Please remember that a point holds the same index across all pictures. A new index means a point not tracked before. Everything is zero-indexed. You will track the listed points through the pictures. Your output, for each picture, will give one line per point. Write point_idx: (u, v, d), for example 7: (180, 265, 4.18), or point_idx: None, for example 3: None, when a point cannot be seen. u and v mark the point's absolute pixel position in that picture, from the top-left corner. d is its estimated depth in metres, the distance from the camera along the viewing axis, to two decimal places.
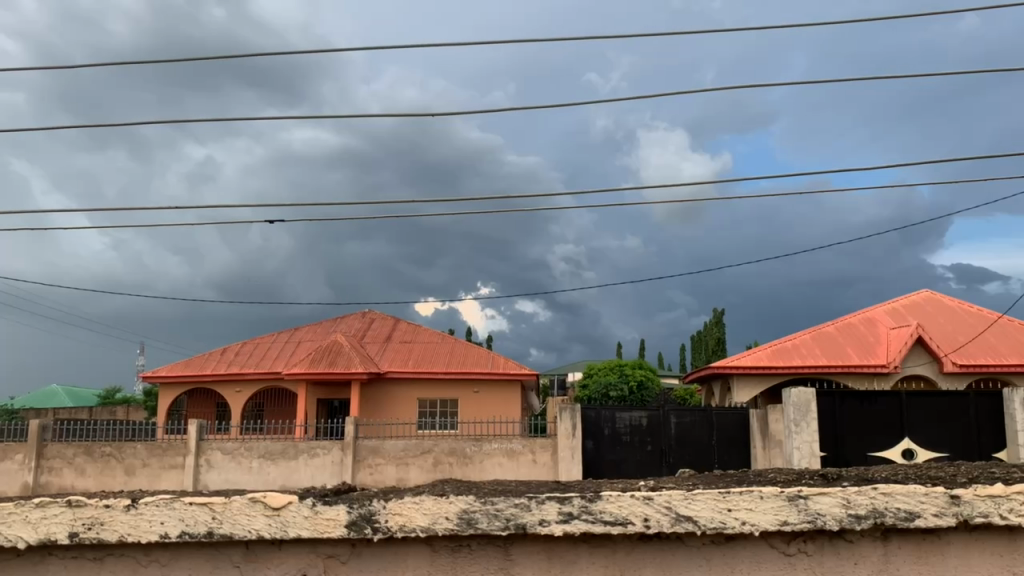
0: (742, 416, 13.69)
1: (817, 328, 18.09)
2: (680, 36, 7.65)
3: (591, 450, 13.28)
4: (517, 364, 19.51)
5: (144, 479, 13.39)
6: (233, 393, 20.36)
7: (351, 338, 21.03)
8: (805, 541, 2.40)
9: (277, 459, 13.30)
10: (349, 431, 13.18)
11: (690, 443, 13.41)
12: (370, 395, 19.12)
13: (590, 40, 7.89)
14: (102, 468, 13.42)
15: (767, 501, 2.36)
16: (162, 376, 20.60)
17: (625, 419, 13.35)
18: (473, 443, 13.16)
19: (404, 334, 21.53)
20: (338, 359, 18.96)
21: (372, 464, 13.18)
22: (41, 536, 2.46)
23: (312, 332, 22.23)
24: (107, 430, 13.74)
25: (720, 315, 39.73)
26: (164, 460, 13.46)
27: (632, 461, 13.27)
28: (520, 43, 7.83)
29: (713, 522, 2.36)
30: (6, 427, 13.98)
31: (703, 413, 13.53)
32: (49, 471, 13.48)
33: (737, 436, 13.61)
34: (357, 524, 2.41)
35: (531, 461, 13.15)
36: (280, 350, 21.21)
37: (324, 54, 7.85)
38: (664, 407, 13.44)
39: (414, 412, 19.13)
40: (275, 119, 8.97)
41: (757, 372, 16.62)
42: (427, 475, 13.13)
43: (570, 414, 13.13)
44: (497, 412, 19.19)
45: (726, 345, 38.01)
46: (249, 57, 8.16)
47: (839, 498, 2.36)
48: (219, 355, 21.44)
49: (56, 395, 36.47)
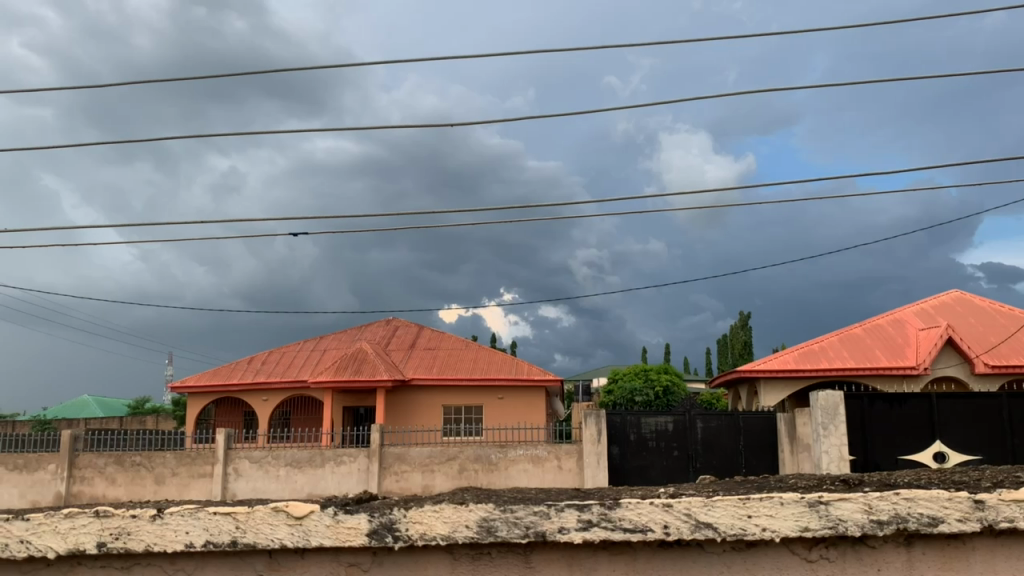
0: (769, 420, 13.55)
1: (844, 330, 17.92)
2: (699, 43, 7.70)
3: (617, 455, 13.24)
4: (542, 370, 19.50)
5: (173, 487, 13.54)
6: (261, 401, 20.57)
7: (376, 346, 21.14)
8: (827, 547, 2.38)
9: (304, 467, 13.38)
10: (374, 439, 13.25)
11: (717, 448, 13.31)
12: (395, 402, 19.22)
13: (610, 47, 7.92)
14: (132, 477, 13.58)
15: (788, 507, 2.35)
16: (190, 386, 20.85)
17: (651, 425, 13.30)
18: (497, 450, 13.16)
19: (428, 341, 21.60)
20: (362, 367, 19.07)
21: (398, 472, 13.23)
22: (70, 546, 2.51)
23: (337, 341, 22.37)
24: (137, 440, 13.94)
25: (747, 318, 39.48)
26: (193, 469, 13.60)
27: (658, 466, 13.20)
28: (539, 54, 7.93)
29: (733, 528, 2.35)
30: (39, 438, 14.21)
31: (730, 417, 13.42)
32: (81, 481, 13.68)
33: (764, 441, 13.49)
34: (378, 532, 2.43)
35: (557, 467, 13.13)
36: (306, 358, 21.39)
37: (349, 68, 7.95)
38: (690, 412, 13.36)
39: (439, 418, 19.18)
40: (299, 133, 9.16)
41: (783, 375, 16.48)
42: (452, 482, 13.15)
43: (595, 420, 13.10)
44: (522, 418, 19.20)
45: (752, 348, 37.79)
46: (272, 71, 8.26)
47: (860, 504, 2.34)
48: (246, 364, 21.67)
49: (89, 406, 36.99)
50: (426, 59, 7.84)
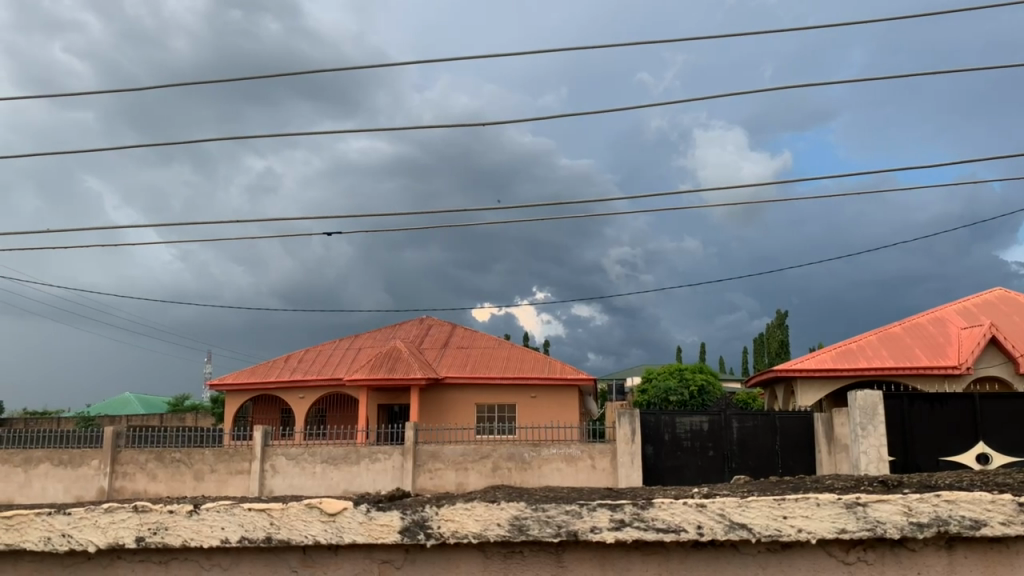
0: (807, 421, 13.36)
1: (883, 329, 17.63)
2: (734, 38, 7.62)
3: (651, 455, 13.16)
4: (575, 369, 19.44)
5: (212, 484, 13.74)
6: (296, 399, 20.80)
7: (410, 345, 21.25)
8: (865, 550, 2.34)
9: (339, 465, 13.54)
10: (408, 437, 13.33)
11: (753, 448, 13.16)
12: (429, 400, 19.33)
13: (645, 44, 7.82)
14: (172, 474, 13.81)
15: (824, 509, 2.31)
16: (228, 384, 21.17)
17: (686, 424, 13.20)
18: (531, 449, 13.18)
19: (461, 340, 21.65)
20: (396, 365, 19.18)
21: (432, 470, 13.28)
22: (110, 541, 2.56)
23: (372, 339, 22.54)
24: (177, 437, 14.20)
25: (784, 317, 38.93)
26: (230, 466, 13.79)
27: (693, 466, 13.09)
28: (571, 51, 7.90)
29: (768, 529, 2.32)
30: (82, 434, 14.52)
31: (767, 417, 13.26)
32: (123, 477, 13.95)
33: (801, 441, 13.30)
34: (410, 530, 2.44)
35: (590, 467, 13.09)
36: (341, 357, 21.59)
37: (382, 69, 7.94)
38: (726, 412, 13.23)
39: (472, 417, 19.24)
40: (330, 134, 9.22)
41: (821, 374, 16.25)
42: (486, 480, 13.18)
43: (629, 420, 13.04)
44: (556, 417, 19.16)
45: (789, 347, 37.32)
46: (307, 72, 8.31)
47: (899, 506, 2.29)
48: (283, 362, 21.93)
49: (130, 404, 37.67)
50: (458, 59, 7.82)
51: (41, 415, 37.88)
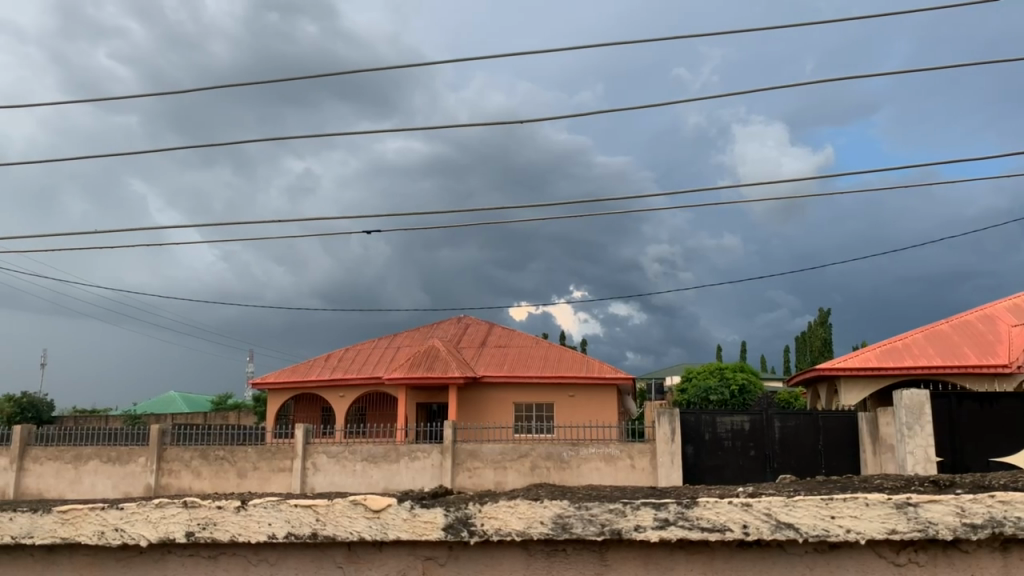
0: (850, 421, 13.10)
1: (930, 327, 17.25)
2: (775, 29, 7.46)
3: (691, 455, 13.06)
4: (613, 368, 19.33)
5: (255, 481, 13.95)
6: (337, 398, 21.03)
7: (447, 344, 21.34)
8: (917, 551, 2.29)
9: (379, 463, 13.66)
10: (447, 435, 13.41)
11: (795, 448, 12.97)
12: (467, 399, 19.40)
13: (684, 37, 7.67)
14: (216, 471, 14.06)
15: (873, 509, 2.27)
16: (270, 382, 21.50)
17: (726, 424, 13.05)
18: (570, 449, 13.16)
19: (499, 339, 21.68)
20: (435, 364, 19.25)
21: (471, 468, 13.34)
22: (161, 535, 2.61)
23: (410, 338, 22.70)
24: (219, 435, 14.46)
25: (827, 315, 38.26)
26: (273, 464, 14.00)
27: (734, 466, 12.94)
28: (608, 45, 7.81)
29: (815, 530, 2.28)
30: (129, 431, 14.86)
31: (809, 416, 13.05)
32: (168, 474, 14.24)
33: (845, 441, 13.05)
34: (454, 527, 2.45)
35: (630, 466, 13.04)
36: (380, 355, 21.76)
37: (417, 67, 7.89)
38: (767, 411, 13.05)
39: (511, 416, 19.27)
40: (366, 135, 9.21)
41: (864, 373, 15.96)
42: (525, 479, 13.19)
43: (668, 419, 12.95)
44: (595, 416, 19.07)
45: (832, 346, 36.66)
46: (345, 72, 8.31)
47: (952, 507, 2.24)
48: (323, 361, 22.19)
49: (175, 401, 38.47)
50: (493, 57, 7.78)
51: (91, 412, 38.90)
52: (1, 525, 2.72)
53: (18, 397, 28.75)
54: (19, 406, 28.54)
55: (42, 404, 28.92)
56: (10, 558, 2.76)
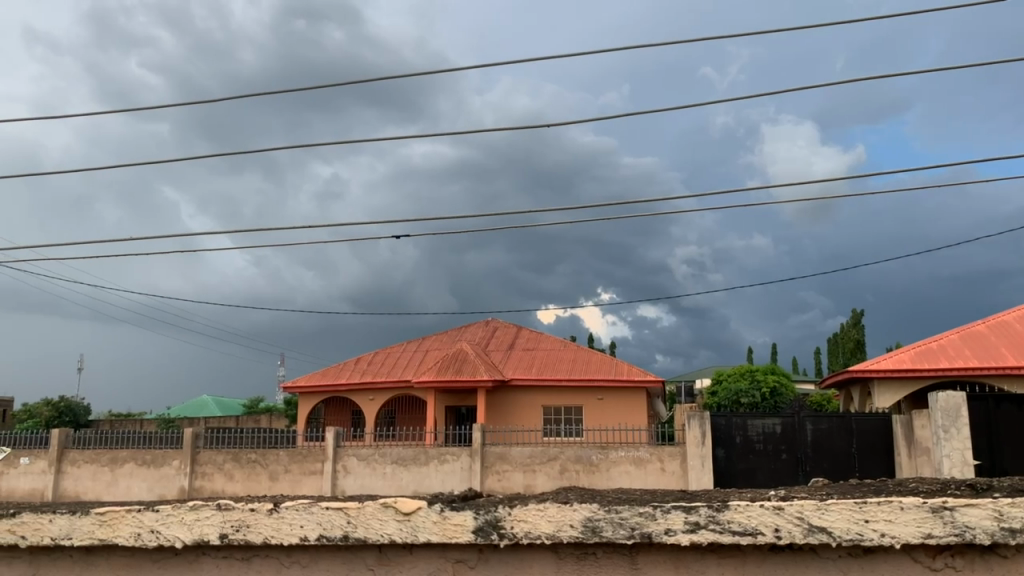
0: (884, 423, 12.90)
1: (966, 327, 16.97)
2: (802, 31, 7.42)
3: (722, 458, 12.97)
4: (642, 371, 19.21)
5: (286, 484, 14.08)
6: (367, 401, 21.17)
7: (476, 347, 21.41)
8: (954, 556, 2.26)
9: (409, 465, 13.73)
10: (476, 438, 13.45)
11: (828, 451, 12.81)
12: (496, 402, 19.43)
13: (710, 39, 7.66)
14: (248, 474, 14.20)
15: (909, 513, 2.23)
16: (301, 386, 21.71)
17: (757, 427, 12.94)
18: (599, 452, 13.11)
19: (527, 342, 21.69)
20: (463, 367, 19.31)
21: (500, 471, 13.37)
22: (196, 537, 2.65)
23: (438, 341, 22.79)
24: (251, 438, 14.65)
25: (859, 316, 37.78)
26: (304, 466, 14.12)
27: (765, 469, 12.84)
28: (633, 49, 7.84)
29: (849, 533, 2.26)
30: (163, 435, 15.07)
31: (842, 419, 12.88)
32: (202, 477, 14.42)
33: (879, 444, 12.84)
34: (483, 530, 2.46)
35: (659, 469, 12.99)
36: (409, 359, 21.89)
37: (443, 75, 8.00)
38: (799, 414, 12.90)
39: (539, 419, 19.26)
40: (394, 140, 9.30)
41: (898, 375, 15.71)
42: (554, 482, 13.16)
43: (698, 422, 12.89)
44: (623, 419, 18.97)
45: (865, 348, 36.17)
46: (371, 79, 8.42)
47: (990, 511, 2.19)
48: (353, 364, 22.36)
49: (208, 405, 38.99)
50: (520, 62, 7.81)
51: (126, 417, 39.61)
52: (42, 527, 2.77)
53: (56, 401, 29.34)
54: (55, 410, 29.13)
55: (78, 408, 29.46)
56: (50, 559, 2.82)
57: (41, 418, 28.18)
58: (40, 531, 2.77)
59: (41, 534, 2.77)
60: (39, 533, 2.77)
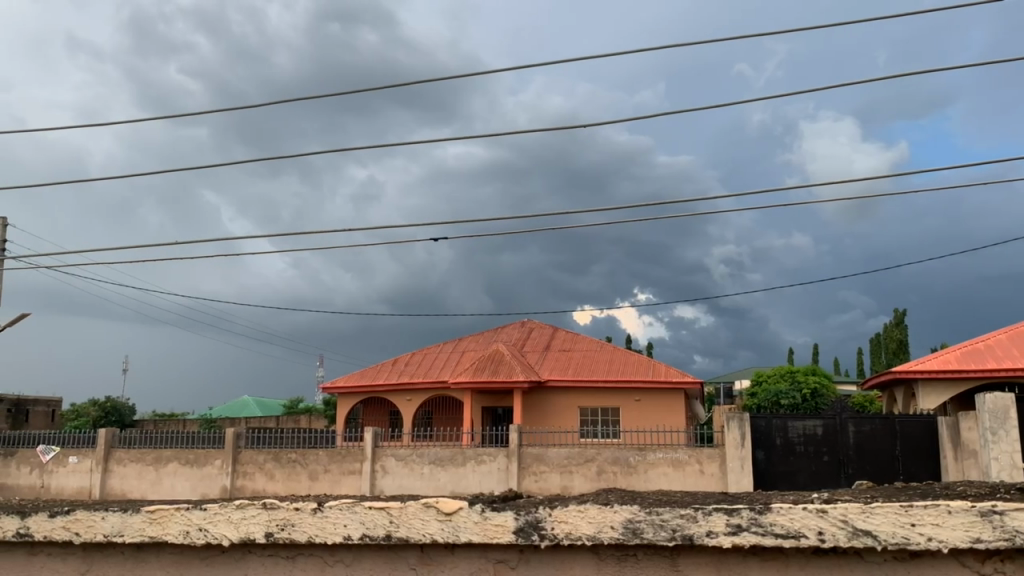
0: (929, 424, 12.64)
1: (1015, 327, 16.61)
2: (843, 26, 7.27)
3: (762, 460, 12.83)
4: (680, 372, 19.05)
5: (326, 483, 14.25)
6: (404, 401, 21.32)
7: (512, 348, 21.46)
8: (1003, 561, 2.21)
9: (446, 465, 13.82)
10: (512, 439, 13.49)
11: (871, 453, 12.59)
12: (532, 402, 19.45)
13: (747, 36, 7.58)
14: (288, 473, 14.40)
15: (956, 517, 2.19)
16: (340, 386, 21.95)
17: (798, 428, 12.80)
18: (637, 454, 13.05)
19: (563, 342, 21.68)
20: (499, 368, 19.36)
21: (537, 472, 13.39)
22: (243, 535, 2.71)
23: (475, 342, 22.89)
24: (291, 439, 14.85)
25: (902, 316, 37.10)
26: (343, 466, 14.28)
27: (806, 471, 12.70)
28: (667, 48, 7.74)
29: (895, 537, 2.23)
30: (205, 434, 15.32)
31: (885, 420, 12.66)
32: (243, 476, 14.66)
33: (924, 446, 12.59)
34: (524, 531, 2.48)
35: (698, 471, 12.87)
36: (445, 360, 22.01)
37: (477, 77, 8.02)
38: (841, 415, 12.72)
39: (576, 420, 19.25)
40: (428, 143, 9.32)
41: (943, 376, 15.36)
42: (591, 483, 13.14)
43: (738, 423, 12.78)
44: (661, 420, 18.84)
45: (909, 348, 35.49)
46: (405, 83, 8.51)
47: None
48: (390, 365, 22.54)
49: (248, 406, 39.63)
50: (553, 62, 7.80)
51: (170, 417, 40.39)
52: (94, 524, 2.85)
53: (102, 401, 30.04)
54: (102, 410, 29.83)
55: (123, 408, 30.16)
56: (103, 555, 2.90)
57: (88, 418, 28.82)
58: (93, 528, 2.85)
59: (94, 531, 2.85)
60: (91, 531, 2.86)
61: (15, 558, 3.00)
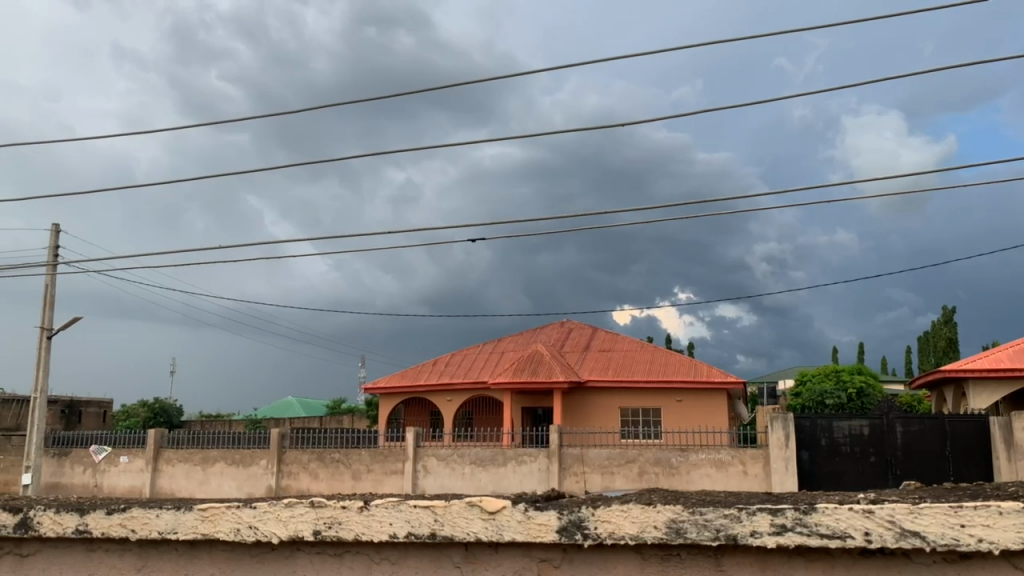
0: (981, 424, 12.32)
1: None
2: (868, 22, 7.61)
3: (807, 461, 12.66)
4: (722, 372, 18.86)
5: (369, 483, 14.43)
6: (445, 401, 21.46)
7: (551, 348, 21.47)
8: None
9: (487, 466, 13.88)
10: (553, 440, 13.48)
11: (919, 454, 12.34)
12: (572, 403, 19.44)
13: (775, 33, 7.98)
14: (332, 474, 14.59)
15: (1009, 518, 2.16)
16: (382, 386, 22.18)
17: (844, 428, 12.59)
18: (679, 454, 12.98)
19: (603, 343, 21.62)
20: (539, 368, 19.39)
21: (578, 473, 13.40)
22: (291, 533, 2.77)
23: (515, 342, 22.99)
24: (334, 439, 15.04)
25: (950, 312, 36.46)
26: (386, 466, 14.42)
27: (853, 471, 12.51)
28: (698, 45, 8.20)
29: (944, 538, 2.20)
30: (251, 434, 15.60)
31: (934, 420, 12.39)
32: (288, 476, 14.87)
33: (975, 447, 12.29)
34: (567, 530, 2.50)
35: (742, 472, 12.72)
36: (486, 360, 22.12)
37: (519, 76, 8.66)
38: (888, 415, 12.48)
39: (616, 421, 19.19)
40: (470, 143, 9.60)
41: (994, 376, 15.00)
42: (632, 484, 13.10)
43: (782, 424, 12.62)
44: (703, 420, 18.70)
45: (958, 346, 34.76)
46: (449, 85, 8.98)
47: None
48: (431, 366, 22.72)
49: (292, 406, 40.31)
50: (590, 61, 8.38)
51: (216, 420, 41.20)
52: (150, 522, 2.94)
53: (152, 402, 30.83)
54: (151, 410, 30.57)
55: (171, 409, 30.88)
56: (158, 552, 2.98)
57: (137, 420, 29.49)
58: (149, 525, 2.94)
59: (149, 528, 2.94)
60: (147, 527, 2.94)
61: (74, 556, 3.09)
